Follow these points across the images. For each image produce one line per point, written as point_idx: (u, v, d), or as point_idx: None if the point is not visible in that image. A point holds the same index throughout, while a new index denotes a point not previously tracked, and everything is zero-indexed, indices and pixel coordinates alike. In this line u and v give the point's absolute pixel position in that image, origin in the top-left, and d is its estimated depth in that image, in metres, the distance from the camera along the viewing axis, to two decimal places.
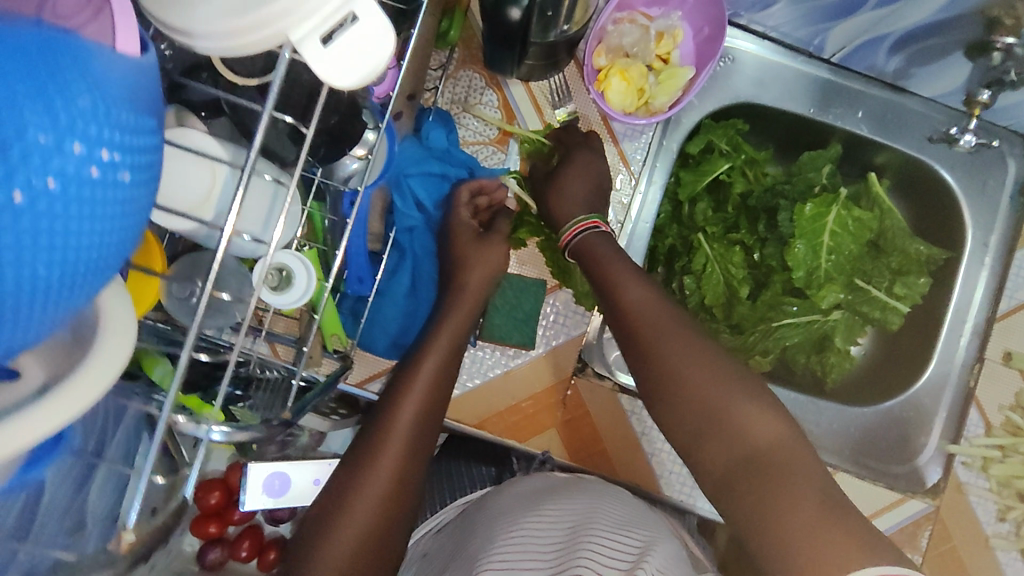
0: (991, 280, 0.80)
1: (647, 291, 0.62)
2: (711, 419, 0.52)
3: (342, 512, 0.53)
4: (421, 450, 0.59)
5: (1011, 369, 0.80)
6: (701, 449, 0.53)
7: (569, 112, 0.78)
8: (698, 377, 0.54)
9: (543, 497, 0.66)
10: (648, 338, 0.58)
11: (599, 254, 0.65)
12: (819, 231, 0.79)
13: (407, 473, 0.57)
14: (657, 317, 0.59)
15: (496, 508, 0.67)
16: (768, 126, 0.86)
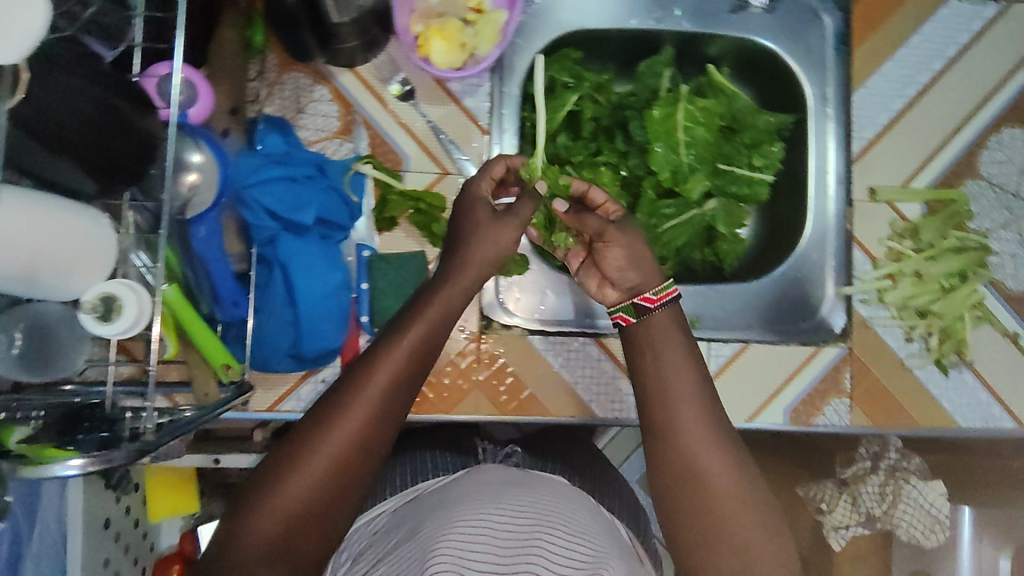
0: (839, 127, 0.85)
1: (697, 399, 0.62)
2: (724, 522, 0.58)
3: (307, 447, 0.57)
4: (388, 422, 0.60)
5: (880, 203, 0.83)
6: (691, 539, 0.58)
7: (402, 85, 0.78)
8: (720, 497, 0.58)
9: (520, 488, 0.67)
10: (684, 443, 0.60)
11: (657, 338, 0.67)
12: (672, 130, 0.84)
13: (370, 440, 0.58)
14: (699, 427, 0.61)
15: (479, 482, 0.69)
16: (605, 51, 0.89)
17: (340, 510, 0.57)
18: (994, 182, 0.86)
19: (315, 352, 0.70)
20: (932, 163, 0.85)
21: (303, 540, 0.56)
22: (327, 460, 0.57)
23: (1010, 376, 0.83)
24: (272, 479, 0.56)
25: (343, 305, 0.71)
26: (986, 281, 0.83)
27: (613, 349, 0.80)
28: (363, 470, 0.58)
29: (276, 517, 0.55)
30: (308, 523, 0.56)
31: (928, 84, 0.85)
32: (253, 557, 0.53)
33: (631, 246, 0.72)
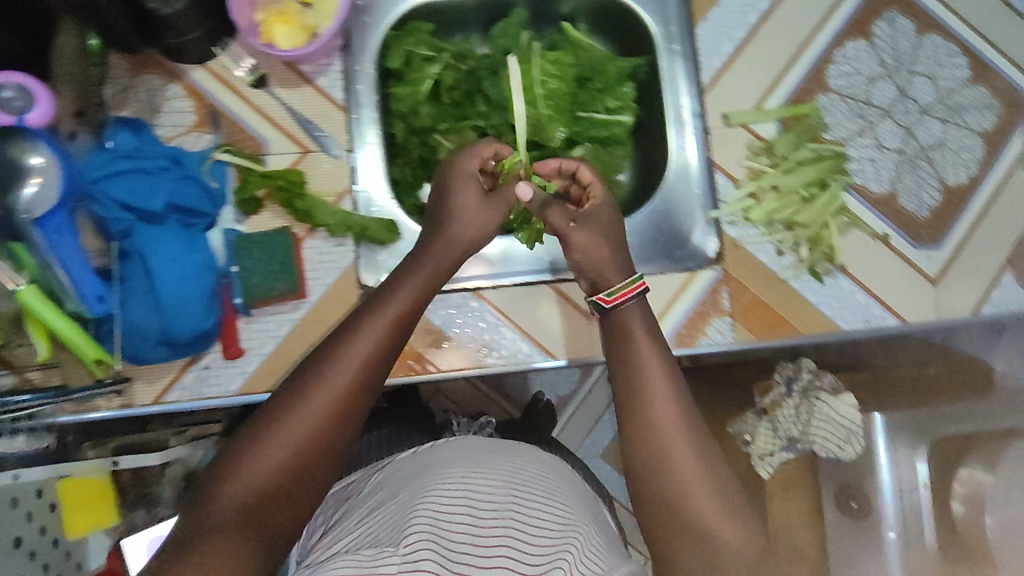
0: (687, 62, 0.88)
1: (670, 392, 0.66)
2: (689, 521, 0.61)
3: (285, 415, 0.59)
4: (366, 391, 0.63)
5: (735, 127, 0.87)
6: (660, 525, 0.62)
7: (252, 73, 0.80)
8: (694, 491, 0.61)
9: (496, 459, 0.72)
10: (660, 435, 0.64)
11: (633, 326, 0.72)
12: (529, 86, 0.86)
13: (349, 407, 0.61)
14: (673, 421, 0.64)
15: (455, 450, 0.73)
16: (462, 22, 0.92)
17: (319, 474, 0.60)
18: (844, 93, 0.89)
19: (185, 336, 0.72)
20: (782, 82, 0.88)
21: (280, 505, 0.58)
22: (307, 423, 0.59)
23: (883, 276, 0.86)
24: (251, 446, 0.58)
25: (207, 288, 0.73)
26: (845, 187, 0.86)
27: (497, 303, 0.82)
28: (342, 434, 0.61)
29: (255, 481, 0.57)
30: (285, 486, 0.58)
31: (767, 10, 0.89)
32: (229, 517, 0.55)
33: (593, 241, 0.76)
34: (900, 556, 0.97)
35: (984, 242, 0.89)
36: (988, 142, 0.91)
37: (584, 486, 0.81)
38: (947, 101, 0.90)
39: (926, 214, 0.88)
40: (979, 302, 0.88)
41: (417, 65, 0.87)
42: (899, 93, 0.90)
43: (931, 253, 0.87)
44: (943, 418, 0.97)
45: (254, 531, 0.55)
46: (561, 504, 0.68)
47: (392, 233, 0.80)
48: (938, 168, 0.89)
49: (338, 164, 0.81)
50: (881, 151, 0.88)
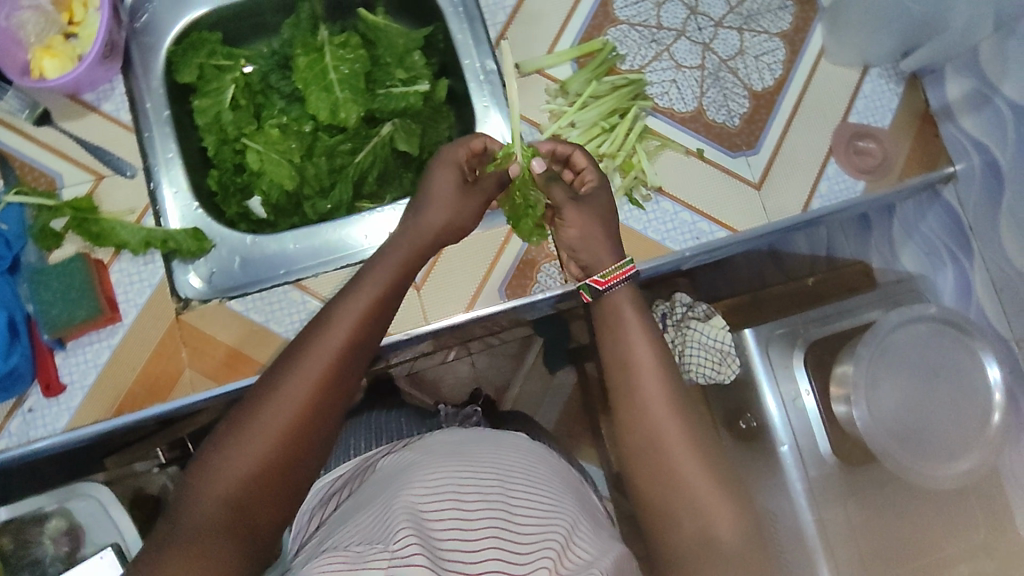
0: (473, 24, 0.89)
1: (655, 372, 0.68)
2: (682, 502, 0.64)
3: (264, 407, 0.55)
4: (347, 378, 0.60)
5: (531, 75, 0.87)
6: (653, 497, 0.65)
7: (33, 110, 0.80)
8: (685, 473, 0.64)
9: (483, 453, 0.71)
10: (649, 417, 0.67)
11: (623, 307, 0.72)
12: (323, 73, 0.86)
13: (330, 396, 0.58)
14: (659, 396, 0.67)
15: (439, 445, 0.74)
16: (253, 26, 0.93)
17: (303, 466, 0.56)
18: (634, 22, 0.90)
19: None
20: (571, 22, 0.89)
21: (261, 504, 0.54)
22: (287, 413, 0.56)
23: (703, 190, 0.86)
24: (225, 442, 0.55)
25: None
26: (649, 111, 0.87)
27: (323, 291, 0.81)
28: (324, 426, 0.58)
29: (233, 480, 0.53)
30: (266, 482, 0.54)
31: None
32: (204, 521, 0.51)
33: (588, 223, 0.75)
34: (800, 470, 0.95)
35: (800, 139, 0.88)
36: (788, 42, 0.91)
37: (571, 472, 0.81)
38: (739, 10, 0.91)
39: (737, 123, 0.88)
40: (807, 199, 0.87)
41: (211, 75, 0.87)
42: (690, 11, 0.90)
43: (749, 159, 0.87)
44: (802, 321, 0.98)
45: (235, 535, 0.51)
46: (551, 493, 0.68)
47: (197, 241, 0.80)
48: (742, 77, 0.89)
49: (135, 183, 0.81)
50: (680, 70, 0.89)
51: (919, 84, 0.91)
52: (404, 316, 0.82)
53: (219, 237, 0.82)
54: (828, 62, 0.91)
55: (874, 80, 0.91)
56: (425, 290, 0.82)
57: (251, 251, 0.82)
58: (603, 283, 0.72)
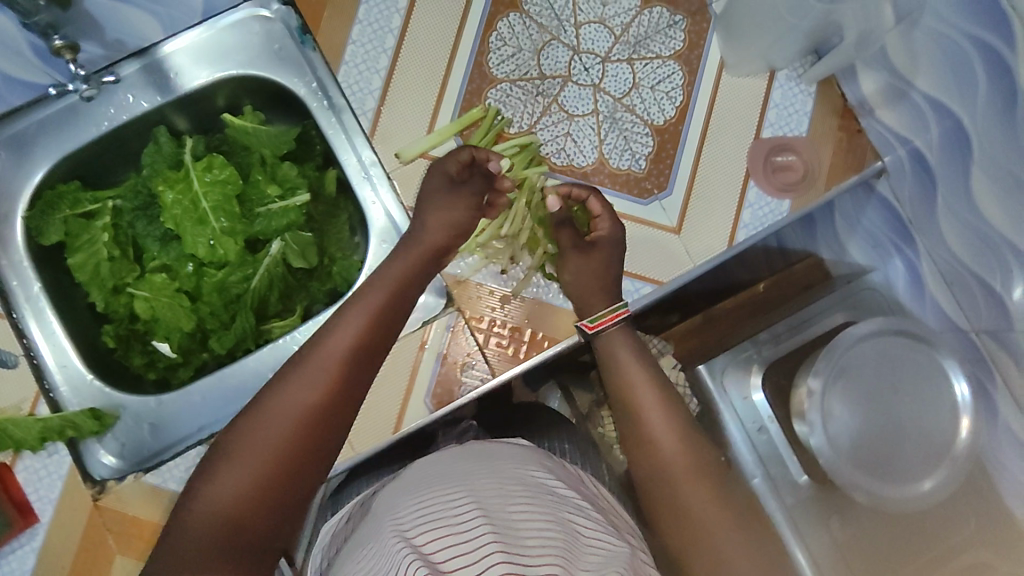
0: (342, 113, 0.81)
1: (653, 392, 0.65)
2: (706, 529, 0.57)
3: (281, 402, 0.54)
4: (346, 400, 0.56)
5: (415, 160, 0.82)
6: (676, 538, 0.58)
7: None
8: (697, 493, 0.59)
9: (481, 469, 0.59)
10: (656, 450, 0.61)
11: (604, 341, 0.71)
12: (194, 205, 0.80)
13: (324, 418, 0.54)
14: (665, 422, 0.63)
15: (432, 470, 0.62)
16: (115, 160, 0.86)
17: (299, 488, 0.52)
18: (514, 78, 0.83)
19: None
20: (446, 95, 0.82)
21: (260, 524, 0.50)
22: (284, 434, 0.52)
23: None
24: (227, 452, 0.52)
25: None
26: (546, 175, 0.81)
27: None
28: (324, 449, 0.54)
29: (244, 484, 0.50)
30: (265, 501, 0.50)
31: (403, 27, 0.83)
32: (196, 540, 0.48)
33: (581, 275, 0.74)
34: (775, 498, 0.88)
35: (715, 169, 0.82)
36: (684, 62, 0.84)
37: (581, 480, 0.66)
38: (626, 38, 0.84)
39: (643, 165, 0.82)
40: (731, 233, 0.81)
41: (78, 228, 0.81)
42: (572, 52, 0.83)
43: (663, 203, 0.81)
44: (752, 343, 0.92)
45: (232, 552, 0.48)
46: (550, 502, 0.55)
47: (95, 422, 0.73)
48: (641, 113, 0.82)
49: (19, 371, 0.78)
50: (573, 121, 0.82)
51: (833, 80, 0.85)
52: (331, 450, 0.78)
53: (122, 407, 0.75)
54: (730, 74, 0.84)
55: (783, 83, 0.84)
56: None
57: (155, 412, 0.76)
58: (591, 327, 0.72)
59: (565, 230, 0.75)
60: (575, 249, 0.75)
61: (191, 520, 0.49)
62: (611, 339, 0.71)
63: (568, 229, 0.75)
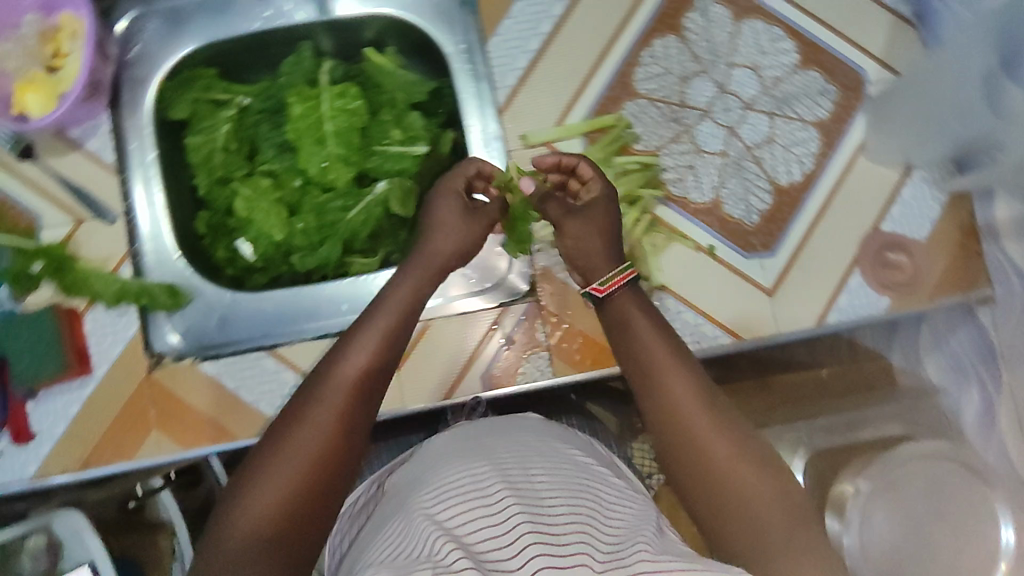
0: (481, 82, 0.82)
1: (670, 355, 0.60)
2: (765, 547, 0.50)
3: (307, 413, 0.56)
4: (366, 405, 0.58)
5: (537, 147, 0.81)
6: (698, 496, 0.54)
7: (17, 145, 0.78)
8: (717, 448, 0.54)
9: (509, 448, 0.61)
10: (674, 409, 0.57)
11: (627, 305, 0.66)
12: (317, 124, 0.82)
13: (346, 428, 0.56)
14: (679, 380, 0.58)
15: (456, 446, 0.63)
16: (256, 60, 0.89)
17: (329, 497, 0.54)
18: (654, 97, 0.82)
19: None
20: (584, 93, 0.81)
21: (302, 538, 0.51)
22: (310, 456, 0.53)
23: (711, 289, 0.80)
24: (258, 470, 0.53)
25: None
26: (660, 200, 0.80)
27: (294, 360, 0.77)
28: (349, 458, 0.55)
29: (276, 497, 0.51)
30: (299, 521, 0.51)
31: (563, 15, 0.82)
32: (241, 553, 0.48)
33: (583, 235, 0.71)
34: None
35: (824, 245, 0.81)
36: (824, 132, 0.83)
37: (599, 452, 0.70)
38: (774, 92, 0.83)
39: (755, 220, 0.81)
40: (822, 313, 0.80)
41: (206, 112, 0.84)
42: (718, 90, 0.82)
43: (765, 261, 0.80)
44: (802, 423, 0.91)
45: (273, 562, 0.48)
46: (567, 472, 0.58)
47: (171, 297, 0.76)
48: (767, 168, 0.81)
49: (114, 228, 0.78)
50: (700, 156, 0.81)
51: (966, 196, 0.83)
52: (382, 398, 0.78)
53: (199, 292, 0.78)
54: (866, 158, 0.82)
55: (917, 184, 0.83)
56: (403, 369, 0.78)
57: (231, 308, 0.78)
58: (606, 289, 0.67)
59: (553, 201, 0.74)
60: (566, 213, 0.73)
61: (227, 537, 0.50)
62: (619, 302, 0.66)
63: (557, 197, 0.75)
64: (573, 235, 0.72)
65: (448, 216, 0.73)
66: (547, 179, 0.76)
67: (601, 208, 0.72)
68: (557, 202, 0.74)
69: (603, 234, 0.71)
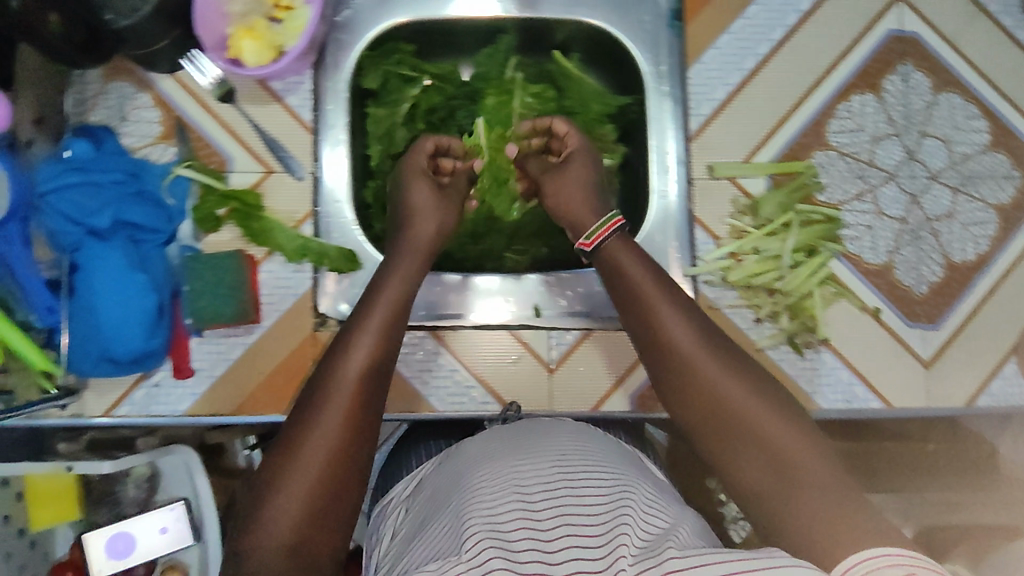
0: (676, 106, 0.82)
1: (675, 306, 0.63)
2: (793, 495, 0.53)
3: (318, 412, 0.57)
4: (372, 399, 0.59)
5: (721, 180, 0.81)
6: (715, 444, 0.58)
7: (221, 85, 0.78)
8: (730, 395, 0.58)
9: (528, 447, 0.64)
10: (687, 360, 0.60)
11: (621, 255, 0.68)
12: (507, 118, 0.85)
13: (356, 426, 0.58)
14: (686, 333, 0.61)
15: (487, 445, 0.67)
16: (445, 44, 0.90)
17: (345, 498, 0.56)
18: (844, 151, 0.82)
19: (127, 357, 0.71)
20: (776, 135, 0.82)
21: (320, 537, 0.54)
22: (322, 461, 0.55)
23: (867, 350, 0.80)
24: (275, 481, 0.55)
25: (149, 309, 0.71)
26: (836, 255, 0.80)
27: (459, 350, 0.80)
28: (362, 456, 0.57)
29: (297, 507, 0.54)
30: (319, 523, 0.54)
31: (768, 54, 0.83)
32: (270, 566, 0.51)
33: (568, 191, 0.76)
34: None
35: (986, 328, 0.81)
36: (1004, 217, 0.83)
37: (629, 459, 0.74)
38: (961, 168, 0.83)
39: (924, 290, 0.81)
40: (972, 394, 0.80)
41: (395, 87, 0.86)
42: (907, 155, 0.83)
43: (926, 333, 0.81)
44: None
45: None
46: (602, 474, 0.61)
47: (350, 263, 0.78)
48: (943, 242, 0.82)
49: (301, 185, 0.80)
50: (880, 218, 0.82)
51: None
52: (530, 396, 0.80)
53: (374, 259, 0.81)
54: None
55: None
56: (557, 374, 0.80)
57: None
58: (591, 244, 0.71)
59: (532, 159, 0.82)
60: (547, 171, 0.79)
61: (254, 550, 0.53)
62: (612, 249, 0.69)
63: (535, 157, 0.82)
64: (557, 188, 0.77)
65: (424, 200, 0.75)
66: (529, 142, 0.83)
67: (583, 161, 0.78)
68: (542, 163, 0.81)
69: (583, 185, 0.76)
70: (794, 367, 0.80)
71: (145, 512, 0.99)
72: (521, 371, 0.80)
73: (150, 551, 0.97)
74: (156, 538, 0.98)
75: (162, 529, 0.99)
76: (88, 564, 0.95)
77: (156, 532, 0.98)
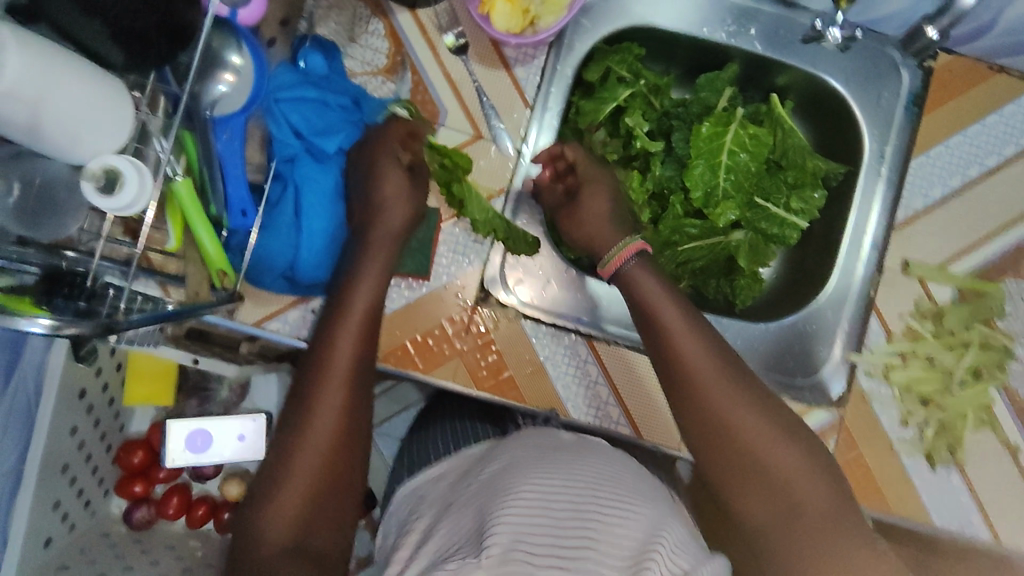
0: (888, 190, 0.81)
1: (696, 338, 0.63)
2: (794, 527, 0.57)
3: (314, 394, 0.59)
4: (361, 383, 0.62)
5: (910, 278, 0.81)
6: (723, 472, 0.61)
7: (457, 38, 0.77)
8: (743, 429, 0.60)
9: (560, 459, 0.61)
10: (703, 391, 0.61)
11: (643, 283, 0.68)
12: (717, 150, 0.81)
13: (349, 410, 0.60)
14: (705, 364, 0.62)
15: (525, 449, 0.64)
16: (668, 56, 0.88)
17: (342, 484, 0.59)
18: None
19: (308, 280, 0.73)
20: (977, 250, 0.81)
21: (317, 534, 0.57)
22: (321, 452, 0.58)
23: (998, 484, 0.80)
24: (284, 467, 0.57)
25: (344, 240, 0.73)
26: (1000, 386, 0.80)
27: (608, 365, 0.80)
28: (355, 442, 0.60)
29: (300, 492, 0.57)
30: (321, 505, 0.58)
31: (993, 169, 0.81)
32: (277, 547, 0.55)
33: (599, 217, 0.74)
34: None
35: None
36: None
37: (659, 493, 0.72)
38: None
39: None
40: None
41: (611, 86, 0.80)
42: None
43: None
44: None
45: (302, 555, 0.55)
46: (637, 506, 0.56)
47: (527, 247, 0.77)
48: None
49: (503, 160, 0.78)
50: None
51: None
52: (662, 429, 0.80)
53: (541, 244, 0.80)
54: None
55: None
56: None
57: (567, 281, 0.81)
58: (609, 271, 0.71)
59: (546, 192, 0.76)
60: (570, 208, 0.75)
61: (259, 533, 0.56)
62: (632, 272, 0.69)
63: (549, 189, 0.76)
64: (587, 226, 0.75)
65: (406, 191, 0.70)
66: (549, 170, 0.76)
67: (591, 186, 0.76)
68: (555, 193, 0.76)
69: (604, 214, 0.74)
70: (922, 480, 0.79)
71: (230, 415, 0.98)
72: (661, 403, 0.80)
73: (226, 455, 0.97)
74: (232, 444, 0.98)
75: (240, 437, 0.98)
76: (165, 450, 0.95)
77: (235, 440, 0.97)
